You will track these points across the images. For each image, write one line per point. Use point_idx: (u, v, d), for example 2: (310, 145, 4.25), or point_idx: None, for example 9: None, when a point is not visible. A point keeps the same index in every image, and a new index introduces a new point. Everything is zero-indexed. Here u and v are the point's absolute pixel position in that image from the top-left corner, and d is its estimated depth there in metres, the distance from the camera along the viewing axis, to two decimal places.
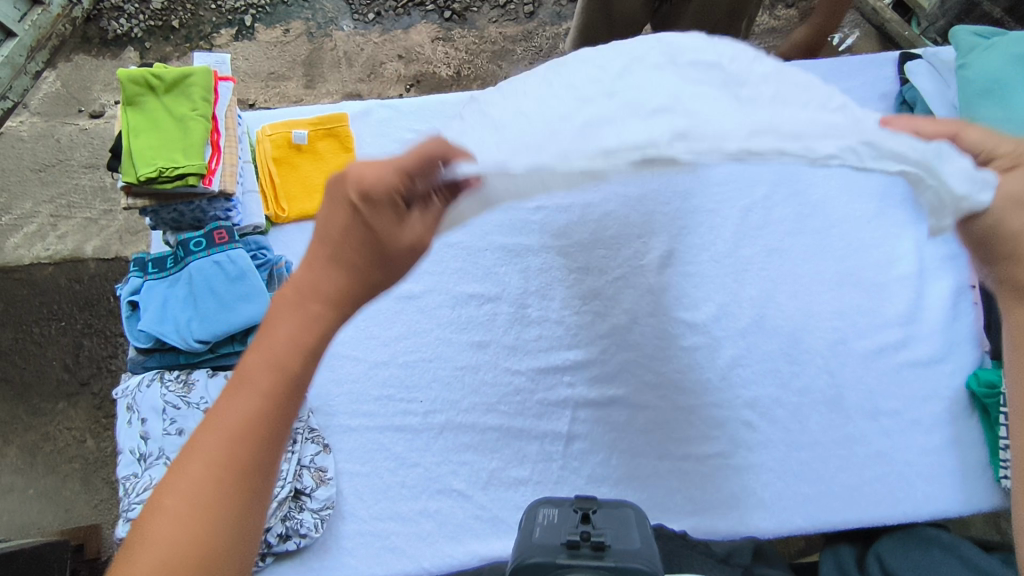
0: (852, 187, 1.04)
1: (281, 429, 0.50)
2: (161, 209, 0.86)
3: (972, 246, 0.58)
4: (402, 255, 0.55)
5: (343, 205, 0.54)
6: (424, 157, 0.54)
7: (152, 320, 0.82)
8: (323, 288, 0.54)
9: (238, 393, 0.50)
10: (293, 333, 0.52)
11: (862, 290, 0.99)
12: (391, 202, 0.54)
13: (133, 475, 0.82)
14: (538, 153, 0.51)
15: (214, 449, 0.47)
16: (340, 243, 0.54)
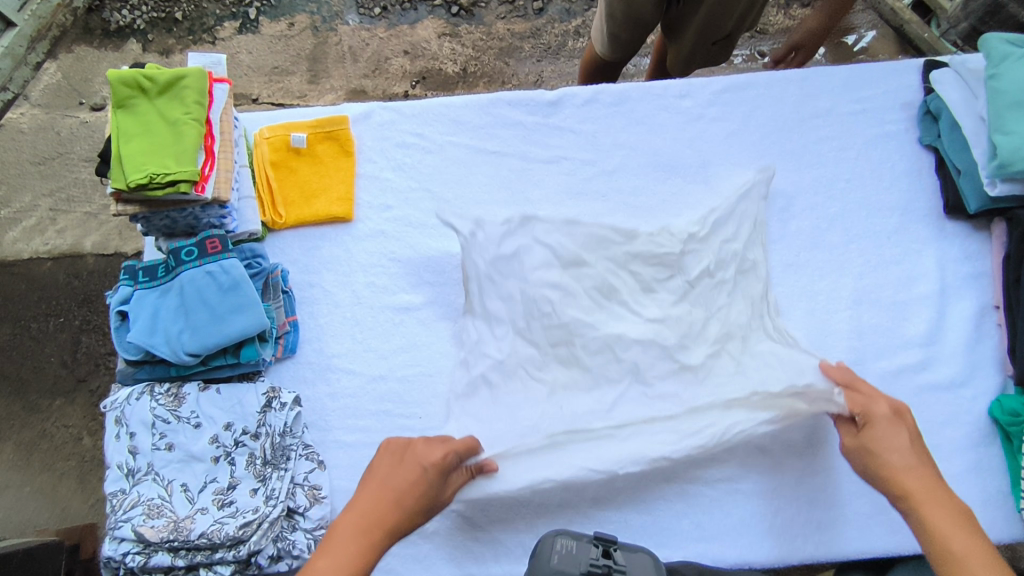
0: (871, 201, 1.00)
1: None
2: (152, 215, 0.83)
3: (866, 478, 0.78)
4: (437, 507, 0.76)
5: (400, 462, 0.76)
6: (467, 449, 0.80)
7: (142, 332, 0.78)
8: (373, 524, 0.70)
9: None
10: (360, 547, 0.68)
11: (881, 309, 0.95)
12: (443, 471, 0.77)
13: (120, 492, 0.79)
14: (528, 455, 0.85)
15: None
16: (390, 497, 0.73)
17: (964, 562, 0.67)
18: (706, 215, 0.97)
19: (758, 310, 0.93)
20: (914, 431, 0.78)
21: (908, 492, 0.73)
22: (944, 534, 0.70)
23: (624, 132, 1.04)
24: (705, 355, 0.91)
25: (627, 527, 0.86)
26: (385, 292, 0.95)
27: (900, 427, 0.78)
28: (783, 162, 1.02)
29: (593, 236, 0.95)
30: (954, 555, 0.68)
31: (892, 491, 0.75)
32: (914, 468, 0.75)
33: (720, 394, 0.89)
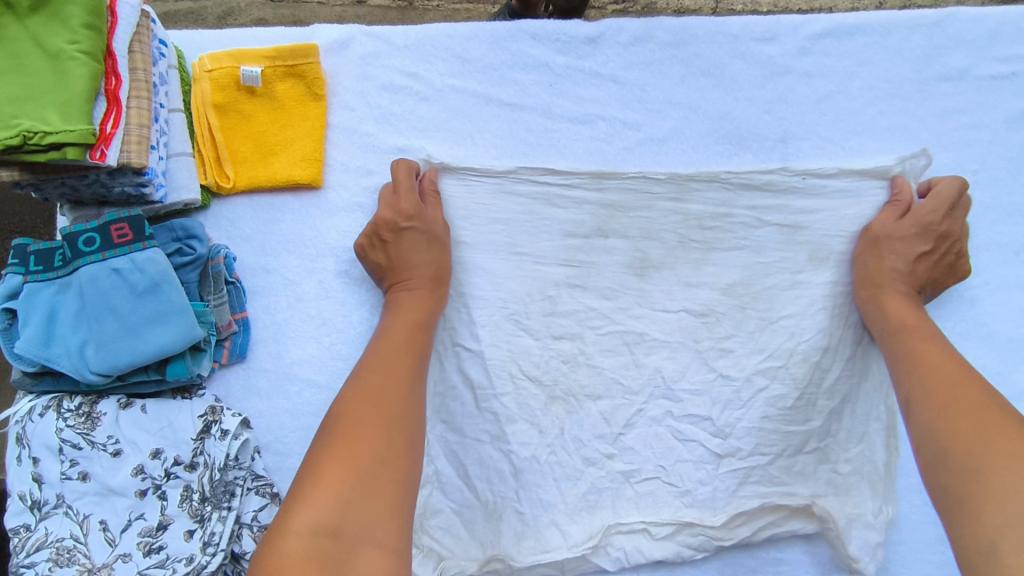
0: (1001, 202, 0.77)
1: (417, 375, 0.64)
2: (41, 182, 0.62)
3: (858, 279, 0.73)
4: (432, 249, 0.71)
5: (402, 208, 0.71)
6: (429, 177, 0.74)
7: (33, 341, 0.60)
8: (417, 274, 0.70)
9: (387, 343, 0.65)
10: (412, 310, 0.68)
11: (993, 347, 0.75)
12: (407, 189, 0.72)
13: (23, 529, 0.64)
14: (547, 515, 0.72)
15: (395, 374, 0.62)
16: (420, 250, 0.71)
17: (917, 331, 0.67)
18: (795, 188, 0.75)
19: (849, 329, 0.74)
20: (942, 238, 0.71)
21: (876, 286, 0.71)
22: (899, 311, 0.69)
23: (683, 85, 0.78)
24: (753, 368, 0.74)
25: (646, 558, 0.71)
26: (361, 285, 0.75)
27: (925, 243, 0.71)
28: (891, 140, 0.77)
29: (630, 188, 0.75)
30: (906, 324, 0.68)
31: (863, 279, 0.72)
32: (918, 274, 0.72)
33: (759, 423, 0.73)
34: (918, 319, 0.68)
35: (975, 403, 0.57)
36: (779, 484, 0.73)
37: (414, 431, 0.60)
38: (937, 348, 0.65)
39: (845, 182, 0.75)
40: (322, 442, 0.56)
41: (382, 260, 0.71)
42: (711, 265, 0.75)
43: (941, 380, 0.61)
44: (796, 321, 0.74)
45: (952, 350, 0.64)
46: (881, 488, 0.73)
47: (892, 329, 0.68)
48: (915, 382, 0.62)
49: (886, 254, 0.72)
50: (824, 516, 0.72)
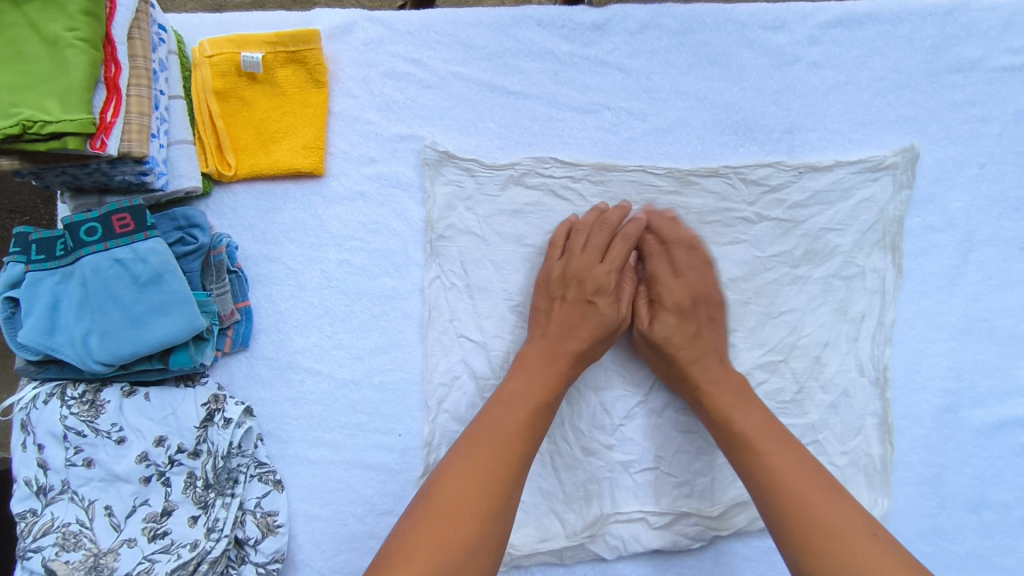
0: (1008, 197, 0.76)
1: (523, 465, 0.61)
2: (41, 170, 0.62)
3: (667, 376, 0.72)
4: (587, 327, 0.69)
5: (602, 280, 0.71)
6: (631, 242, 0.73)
7: (36, 331, 0.60)
8: (565, 348, 0.68)
9: (517, 411, 0.63)
10: (533, 386, 0.65)
11: (994, 343, 0.75)
12: (602, 243, 0.72)
13: (29, 514, 0.65)
14: (547, 504, 0.73)
15: (507, 459, 0.60)
16: (578, 325, 0.69)
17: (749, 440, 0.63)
18: (790, 183, 0.75)
19: (847, 323, 0.74)
20: (676, 297, 0.71)
21: (694, 385, 0.69)
22: (726, 415, 0.65)
23: (690, 74, 0.77)
24: (753, 364, 0.74)
25: (644, 546, 0.72)
26: (362, 274, 0.75)
27: (691, 319, 0.70)
28: (899, 133, 0.76)
29: (633, 180, 0.75)
30: (735, 435, 0.64)
31: (678, 381, 0.70)
32: (707, 355, 0.69)
33: None
34: (744, 421, 0.64)
35: (832, 534, 0.55)
36: None
37: (503, 526, 0.58)
38: (780, 455, 0.61)
39: (839, 174, 0.75)
40: (417, 521, 0.56)
41: (537, 315, 0.71)
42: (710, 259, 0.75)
43: (793, 497, 0.58)
44: (798, 315, 0.74)
45: (795, 449, 0.62)
46: (878, 482, 0.73)
47: (725, 437, 0.65)
48: (768, 505, 0.59)
49: (666, 353, 0.70)
50: None
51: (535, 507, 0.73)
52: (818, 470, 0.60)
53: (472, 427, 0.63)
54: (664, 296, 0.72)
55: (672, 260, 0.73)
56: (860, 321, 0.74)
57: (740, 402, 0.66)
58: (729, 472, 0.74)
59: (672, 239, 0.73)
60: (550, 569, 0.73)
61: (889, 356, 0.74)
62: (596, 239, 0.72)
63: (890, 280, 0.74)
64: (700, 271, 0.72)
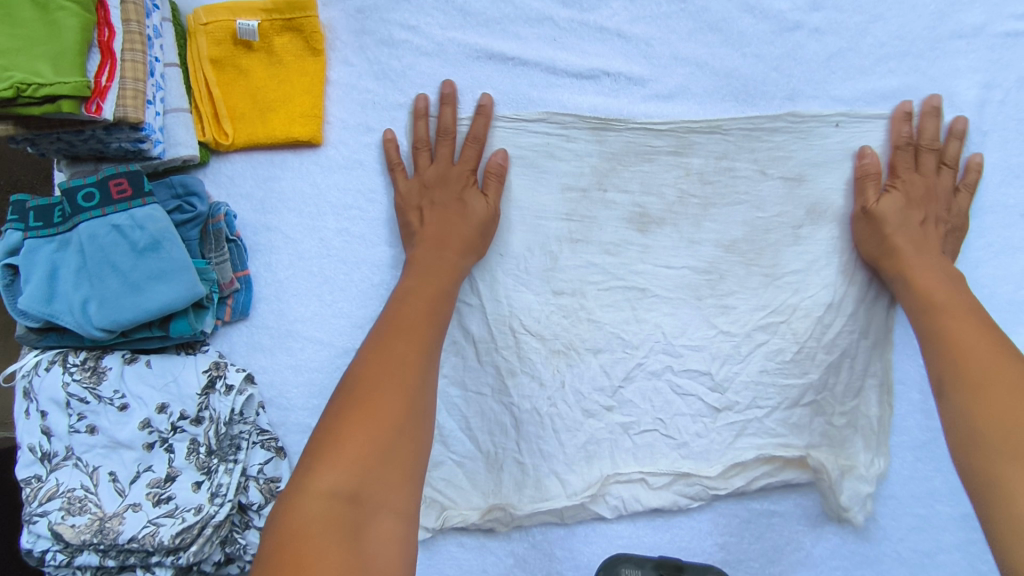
0: (1010, 164, 0.76)
1: (434, 347, 0.63)
2: (37, 136, 0.61)
3: (870, 259, 0.72)
4: (460, 222, 0.70)
5: (458, 177, 0.72)
6: (478, 133, 0.74)
7: (35, 297, 0.60)
8: (449, 240, 0.70)
9: (414, 304, 0.65)
10: (428, 283, 0.67)
11: (993, 310, 0.75)
12: (427, 148, 0.74)
13: (34, 479, 0.66)
14: (545, 466, 0.74)
15: (418, 343, 0.62)
16: (453, 222, 0.70)
17: (948, 309, 0.65)
18: (796, 141, 0.75)
19: (854, 286, 0.74)
20: (953, 207, 0.73)
21: (901, 253, 0.69)
22: (929, 287, 0.67)
23: (690, 40, 0.76)
24: (754, 325, 0.75)
25: (643, 506, 0.74)
26: (362, 243, 0.75)
27: (920, 205, 0.72)
28: (902, 100, 0.76)
29: (631, 141, 0.75)
30: (933, 303, 0.66)
31: (874, 255, 0.72)
32: (917, 238, 0.70)
33: (757, 377, 0.75)
34: (947, 295, 0.66)
35: (1007, 386, 0.56)
36: (772, 437, 0.75)
37: (427, 401, 0.60)
38: (970, 327, 0.63)
39: (841, 137, 0.75)
40: (343, 402, 0.56)
41: (411, 229, 0.72)
42: (710, 221, 0.75)
43: (983, 357, 0.59)
44: (800, 277, 0.75)
45: (981, 322, 0.63)
46: (875, 444, 0.74)
47: (919, 304, 0.67)
48: (953, 360, 0.61)
49: (878, 231, 0.71)
50: (816, 469, 0.73)
51: (534, 469, 0.74)
52: (1004, 342, 0.61)
53: (376, 326, 0.64)
54: (894, 187, 0.73)
55: (917, 159, 0.74)
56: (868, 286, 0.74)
57: (941, 278, 0.68)
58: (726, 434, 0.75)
59: (954, 138, 0.74)
60: (549, 532, 0.74)
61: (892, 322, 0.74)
62: (440, 144, 0.74)
63: None
64: (960, 198, 0.74)
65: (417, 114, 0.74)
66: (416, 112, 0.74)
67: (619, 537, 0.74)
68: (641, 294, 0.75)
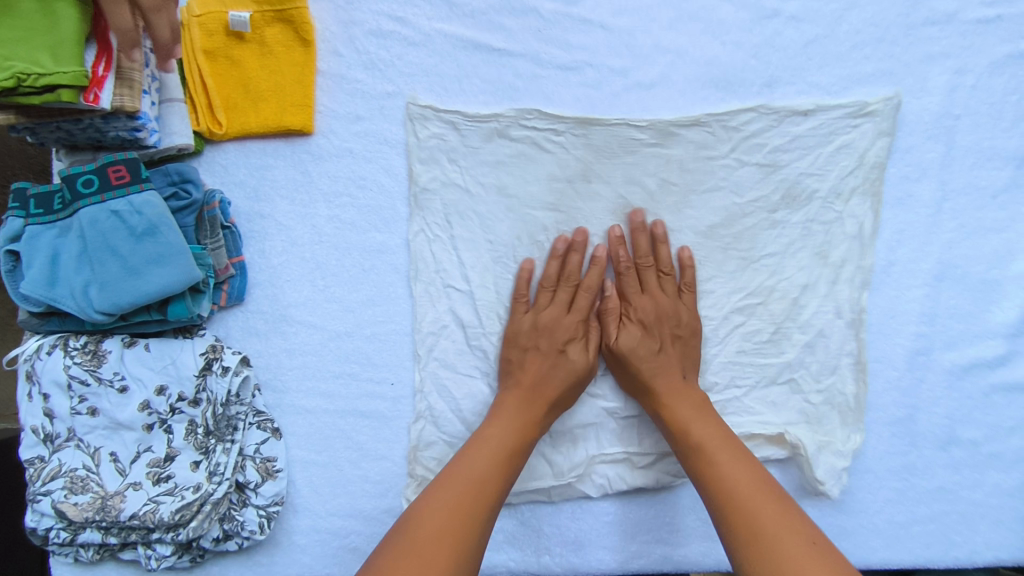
0: (982, 147, 0.78)
1: (496, 503, 0.63)
2: (37, 126, 0.64)
3: (631, 391, 0.74)
4: (553, 373, 0.72)
5: (571, 327, 0.74)
6: (597, 280, 0.75)
7: (38, 282, 0.62)
8: (541, 394, 0.72)
9: (489, 447, 0.67)
10: (505, 431, 0.69)
11: (966, 289, 0.78)
12: (574, 291, 0.75)
13: (38, 460, 0.68)
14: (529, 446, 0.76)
15: (485, 488, 0.63)
16: (552, 371, 0.72)
17: (704, 449, 0.67)
18: (772, 127, 0.77)
19: (828, 268, 0.77)
20: (681, 315, 0.74)
21: (655, 392, 0.72)
22: (685, 426, 0.69)
23: (672, 30, 0.78)
24: (731, 307, 0.77)
25: (627, 485, 0.76)
26: (353, 229, 0.77)
27: (653, 314, 0.74)
28: (877, 85, 0.78)
29: (614, 135, 0.76)
30: (689, 445, 0.68)
31: (638, 391, 0.74)
32: (662, 366, 0.72)
33: (734, 357, 0.77)
34: (702, 431, 0.68)
35: (773, 534, 0.58)
36: (752, 415, 0.76)
37: (476, 550, 0.59)
38: (731, 465, 0.65)
39: (819, 120, 0.77)
40: (397, 543, 0.57)
41: (511, 364, 0.73)
42: (691, 208, 0.77)
43: (744, 497, 0.62)
44: (777, 260, 0.77)
45: (741, 459, 0.66)
46: (849, 419, 0.76)
47: (683, 448, 0.69)
48: (717, 510, 0.63)
49: (626, 368, 0.73)
50: (794, 445, 0.75)
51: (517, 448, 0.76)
52: (767, 482, 0.63)
53: (452, 463, 0.66)
54: (634, 316, 0.75)
55: (640, 278, 0.76)
56: (842, 266, 0.77)
57: (692, 411, 0.70)
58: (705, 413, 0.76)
59: (659, 237, 0.75)
60: (537, 509, 0.77)
61: (866, 299, 0.77)
62: (561, 288, 0.75)
63: (870, 222, 0.77)
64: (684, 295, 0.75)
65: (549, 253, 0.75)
66: (558, 245, 0.75)
67: (605, 513, 0.77)
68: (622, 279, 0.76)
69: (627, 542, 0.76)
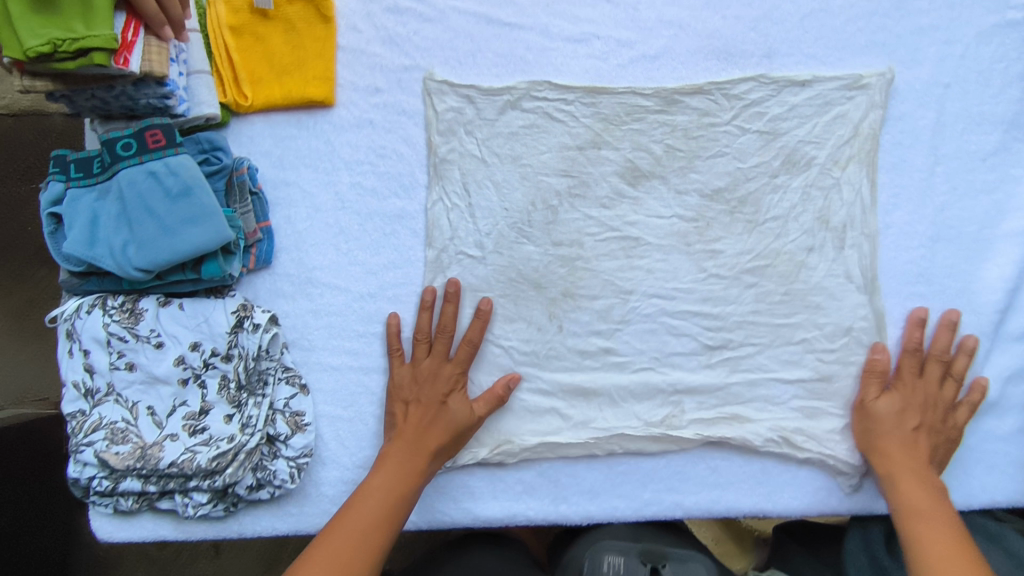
0: (971, 112, 0.82)
1: (378, 557, 0.66)
2: (73, 93, 0.68)
3: (868, 451, 0.76)
4: (435, 423, 0.73)
5: (450, 378, 0.75)
6: (477, 331, 0.76)
7: (79, 242, 0.66)
8: (422, 446, 0.73)
9: (376, 499, 0.69)
10: (386, 481, 0.71)
11: (959, 247, 0.82)
12: (447, 342, 0.76)
13: (80, 413, 0.72)
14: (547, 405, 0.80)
15: (365, 541, 0.66)
16: (432, 423, 0.73)
17: (931, 519, 0.69)
18: (771, 97, 0.81)
19: (829, 230, 0.80)
20: (959, 421, 0.77)
21: (889, 454, 0.74)
22: (911, 495, 0.71)
23: (674, 5, 0.82)
24: (741, 268, 0.80)
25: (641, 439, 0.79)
26: (373, 195, 0.81)
27: (920, 399, 0.76)
28: (870, 56, 0.82)
29: (621, 103, 0.80)
30: (914, 509, 0.70)
31: (871, 450, 0.75)
32: (912, 443, 0.74)
33: (749, 316, 0.80)
34: (930, 502, 0.70)
35: None
36: (764, 372, 0.80)
37: None
38: (946, 541, 0.67)
39: (816, 90, 0.81)
40: None
41: (394, 418, 0.75)
42: (695, 172, 0.80)
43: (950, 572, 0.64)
44: (780, 222, 0.80)
45: (956, 533, 0.68)
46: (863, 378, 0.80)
47: (901, 510, 0.71)
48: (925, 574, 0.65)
49: (873, 429, 0.75)
50: (799, 400, 0.80)
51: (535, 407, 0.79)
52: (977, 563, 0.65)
53: (339, 514, 0.69)
54: (896, 388, 0.77)
55: (927, 366, 0.78)
56: (843, 230, 0.80)
57: (917, 482, 0.72)
58: (719, 372, 0.80)
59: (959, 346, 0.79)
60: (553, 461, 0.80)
61: (881, 268, 0.80)
62: (438, 339, 0.76)
63: (867, 187, 0.81)
64: (960, 407, 0.78)
65: (424, 307, 0.77)
66: (427, 301, 0.77)
67: (618, 465, 0.80)
68: (633, 241, 0.80)
69: (639, 491, 0.79)
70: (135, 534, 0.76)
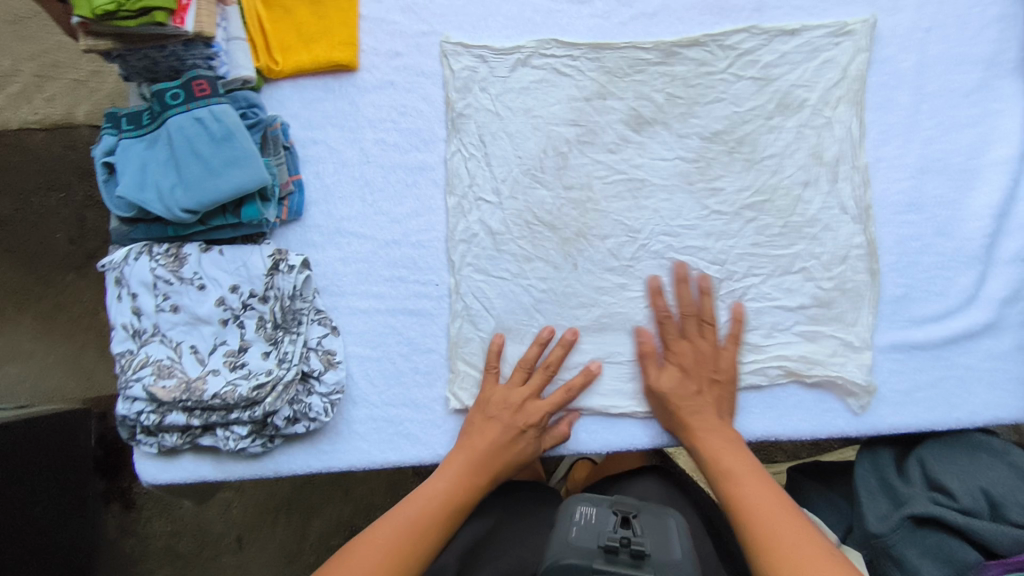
0: (950, 53, 0.88)
1: (426, 546, 0.69)
2: (128, 54, 0.75)
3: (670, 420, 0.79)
4: (506, 452, 0.76)
5: (535, 414, 0.77)
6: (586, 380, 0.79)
7: (131, 185, 0.72)
8: (487, 468, 0.75)
9: (442, 494, 0.72)
10: (450, 485, 0.73)
11: (948, 178, 0.87)
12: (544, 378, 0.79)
13: (128, 352, 0.77)
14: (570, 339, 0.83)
15: (432, 526, 0.70)
16: (501, 449, 0.76)
17: (731, 474, 0.73)
18: (763, 46, 0.87)
19: (823, 166, 0.85)
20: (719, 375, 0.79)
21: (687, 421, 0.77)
22: (715, 454, 0.74)
23: None
24: (742, 204, 0.85)
25: None
26: (396, 150, 0.87)
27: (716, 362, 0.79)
28: (853, 6, 0.89)
29: (624, 57, 0.87)
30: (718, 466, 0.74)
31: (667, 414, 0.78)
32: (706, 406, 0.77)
33: (751, 249, 0.84)
34: (731, 458, 0.74)
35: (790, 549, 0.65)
36: (770, 302, 0.84)
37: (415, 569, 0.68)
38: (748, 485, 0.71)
39: (805, 38, 0.87)
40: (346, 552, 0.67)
41: (472, 427, 0.77)
42: (695, 117, 0.86)
43: (767, 514, 0.68)
44: (777, 160, 0.85)
45: (770, 489, 0.71)
46: (863, 304, 0.84)
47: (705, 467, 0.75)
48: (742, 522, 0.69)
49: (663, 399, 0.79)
50: (806, 326, 0.84)
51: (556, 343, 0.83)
52: (783, 504, 0.69)
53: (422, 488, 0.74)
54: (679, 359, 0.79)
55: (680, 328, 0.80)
56: (836, 165, 0.85)
57: (717, 437, 0.76)
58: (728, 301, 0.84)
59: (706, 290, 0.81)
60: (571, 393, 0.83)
61: (870, 197, 0.85)
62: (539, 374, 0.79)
63: (857, 126, 0.86)
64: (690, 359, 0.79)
65: (538, 341, 0.79)
66: (540, 339, 0.79)
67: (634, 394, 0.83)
68: (640, 183, 0.85)
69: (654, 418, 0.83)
70: (177, 475, 0.80)
